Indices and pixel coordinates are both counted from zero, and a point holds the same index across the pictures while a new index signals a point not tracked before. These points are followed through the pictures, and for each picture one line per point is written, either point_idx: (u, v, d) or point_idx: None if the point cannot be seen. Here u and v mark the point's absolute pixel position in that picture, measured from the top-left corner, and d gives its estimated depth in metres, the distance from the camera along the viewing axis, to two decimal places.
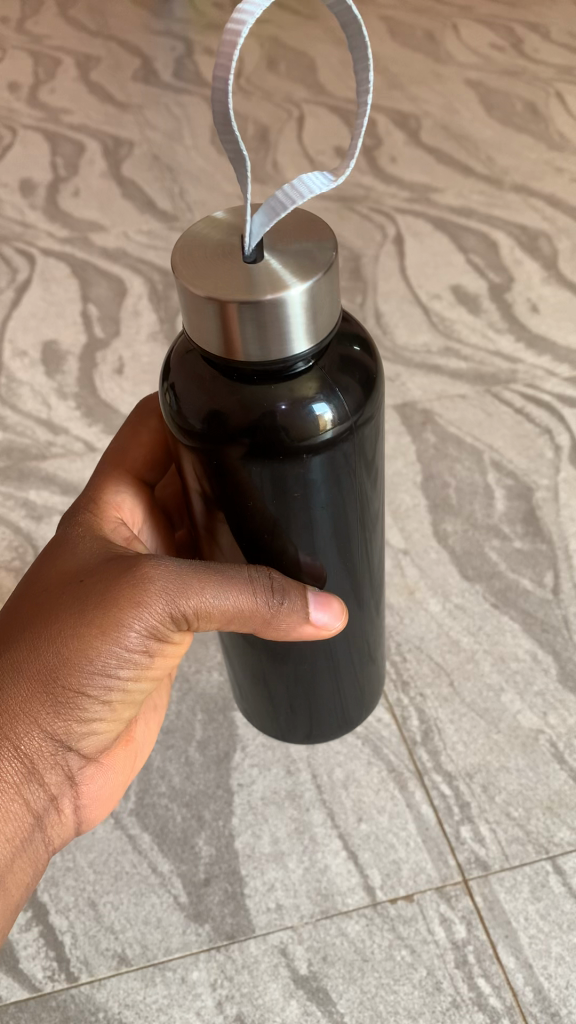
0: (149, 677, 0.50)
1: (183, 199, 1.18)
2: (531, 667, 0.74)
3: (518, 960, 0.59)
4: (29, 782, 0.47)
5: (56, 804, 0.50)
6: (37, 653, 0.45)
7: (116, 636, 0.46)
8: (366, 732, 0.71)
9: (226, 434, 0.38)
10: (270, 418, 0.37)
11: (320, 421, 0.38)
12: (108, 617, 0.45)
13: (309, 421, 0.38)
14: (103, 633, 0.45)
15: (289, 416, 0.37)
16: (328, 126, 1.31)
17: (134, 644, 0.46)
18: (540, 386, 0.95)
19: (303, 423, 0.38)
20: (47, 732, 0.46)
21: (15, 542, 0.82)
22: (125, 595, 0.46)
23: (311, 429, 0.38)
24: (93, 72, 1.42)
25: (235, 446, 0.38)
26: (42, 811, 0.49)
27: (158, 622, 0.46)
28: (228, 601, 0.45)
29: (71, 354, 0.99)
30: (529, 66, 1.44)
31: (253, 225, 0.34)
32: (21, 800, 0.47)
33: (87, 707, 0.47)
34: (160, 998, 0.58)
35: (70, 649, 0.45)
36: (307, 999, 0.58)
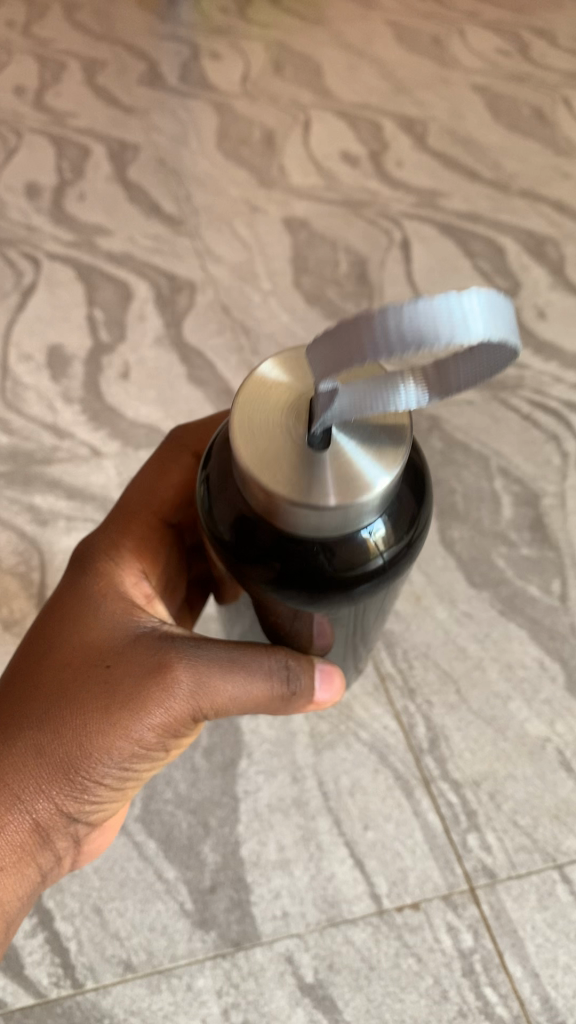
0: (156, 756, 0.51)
1: (189, 204, 1.18)
2: (538, 675, 0.74)
3: (525, 968, 0.60)
4: (40, 854, 0.47)
5: (60, 870, 0.51)
6: (60, 739, 0.45)
7: (144, 727, 0.46)
8: (372, 739, 0.70)
9: (256, 557, 0.37)
10: (311, 548, 0.36)
11: (369, 543, 0.36)
12: (137, 710, 0.46)
13: (356, 546, 0.36)
14: (132, 723, 0.46)
15: (333, 542, 0.36)
16: (334, 131, 1.31)
17: (159, 733, 0.47)
18: (547, 391, 0.95)
19: (351, 548, 0.36)
20: (67, 809, 0.47)
21: (20, 547, 0.83)
22: (154, 686, 0.46)
23: (360, 554, 0.36)
24: (99, 76, 1.42)
25: (264, 571, 0.37)
26: (44, 877, 0.49)
27: (184, 715, 0.47)
28: (246, 690, 0.48)
29: (77, 358, 0.99)
30: (535, 72, 1.45)
31: (331, 412, 0.32)
32: (32, 869, 0.47)
33: (101, 788, 0.47)
34: (166, 1004, 0.58)
35: (99, 734, 0.45)
36: (313, 1007, 0.59)
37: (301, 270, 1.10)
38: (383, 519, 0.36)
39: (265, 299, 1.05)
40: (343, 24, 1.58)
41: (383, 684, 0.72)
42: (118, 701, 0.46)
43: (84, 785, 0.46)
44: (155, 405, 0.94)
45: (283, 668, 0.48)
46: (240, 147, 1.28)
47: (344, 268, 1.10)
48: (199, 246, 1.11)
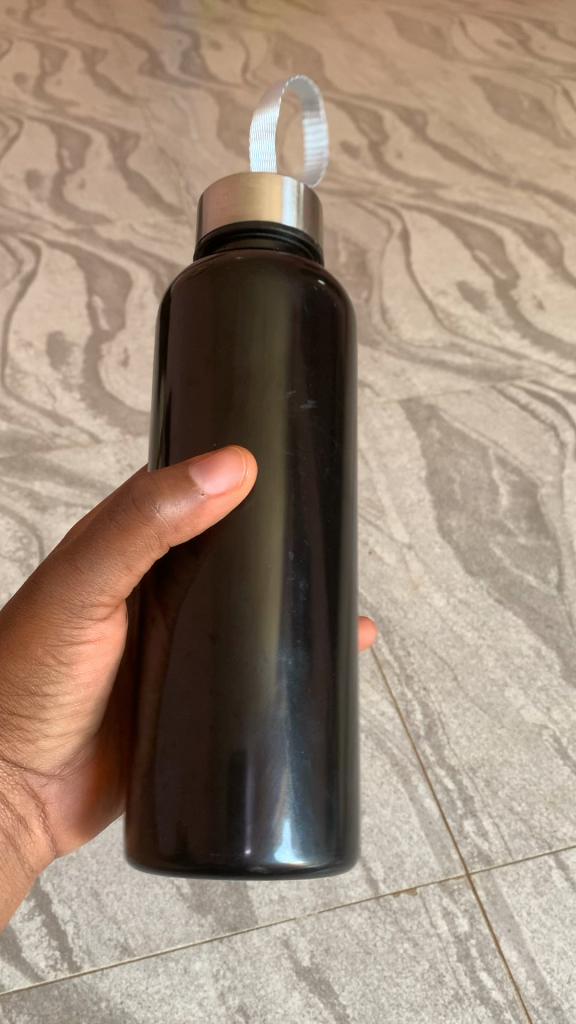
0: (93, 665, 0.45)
1: (188, 192, 1.18)
2: (535, 662, 0.74)
3: (521, 954, 0.61)
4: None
5: (27, 814, 0.50)
6: None
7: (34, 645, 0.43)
8: (370, 725, 0.69)
9: (193, 309, 0.38)
10: (229, 274, 0.38)
11: (264, 268, 0.38)
12: (22, 634, 0.42)
13: (252, 274, 0.37)
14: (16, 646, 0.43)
15: (241, 269, 0.38)
16: (335, 122, 1.31)
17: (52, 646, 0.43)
18: (545, 382, 0.96)
19: (252, 276, 0.37)
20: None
21: (20, 533, 0.84)
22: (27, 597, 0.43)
23: (257, 278, 0.37)
24: (99, 65, 1.42)
25: (203, 306, 0.38)
26: (8, 830, 0.49)
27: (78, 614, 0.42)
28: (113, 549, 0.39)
29: (76, 346, 0.99)
30: (535, 64, 1.45)
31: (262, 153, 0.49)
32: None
33: (29, 725, 0.46)
34: (163, 987, 0.59)
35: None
36: (309, 991, 0.59)
37: None
38: (287, 270, 0.38)
39: None
40: (343, 15, 1.58)
41: (380, 669, 0.73)
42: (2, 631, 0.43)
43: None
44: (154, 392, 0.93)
45: (128, 496, 0.38)
46: (240, 137, 1.28)
47: (344, 256, 1.09)
48: None
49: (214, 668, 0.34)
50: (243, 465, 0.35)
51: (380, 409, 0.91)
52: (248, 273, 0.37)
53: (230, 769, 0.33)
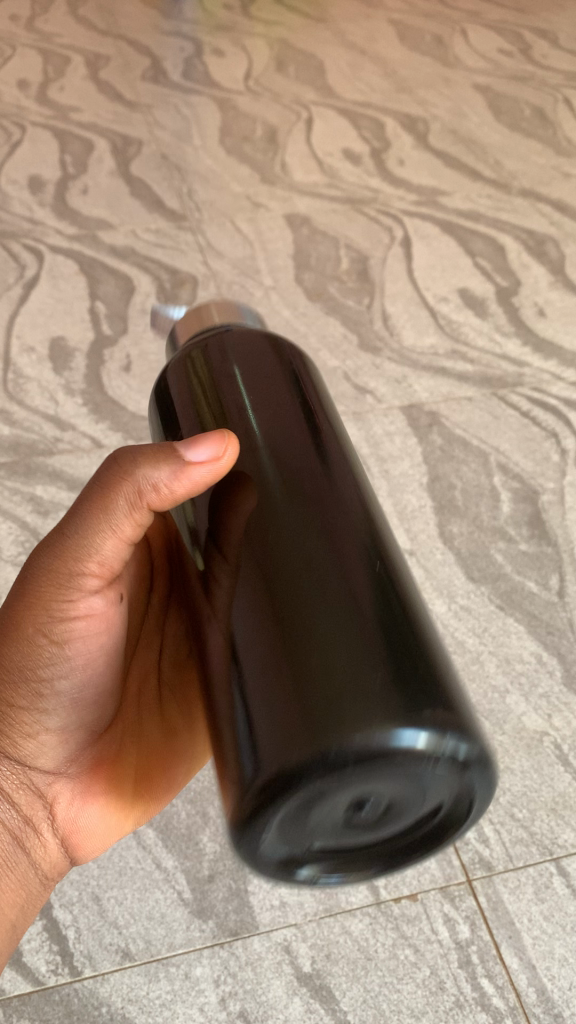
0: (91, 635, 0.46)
1: (191, 199, 1.18)
2: (536, 669, 0.74)
3: (522, 960, 0.60)
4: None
5: (35, 816, 0.48)
6: None
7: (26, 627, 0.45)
8: None
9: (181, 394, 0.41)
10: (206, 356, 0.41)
11: (239, 342, 0.41)
12: (16, 616, 0.44)
13: (228, 350, 0.40)
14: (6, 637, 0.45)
15: (220, 352, 0.40)
16: (337, 130, 1.31)
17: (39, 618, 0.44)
18: (546, 389, 0.96)
19: (229, 350, 0.40)
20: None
21: (22, 539, 0.83)
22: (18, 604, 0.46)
23: (235, 352, 0.40)
24: (102, 71, 1.43)
25: (188, 388, 0.40)
26: (13, 831, 0.47)
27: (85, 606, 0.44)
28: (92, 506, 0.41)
29: (79, 351, 0.99)
30: (537, 72, 1.45)
31: None
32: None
33: (27, 717, 0.46)
34: (164, 993, 0.59)
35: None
36: (310, 997, 0.58)
37: (302, 266, 1.09)
38: (264, 341, 0.41)
39: (267, 294, 1.06)
40: (346, 24, 1.58)
41: None
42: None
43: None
44: None
45: (113, 460, 0.40)
46: (243, 144, 1.29)
47: (345, 264, 1.10)
48: (202, 241, 1.12)
49: (276, 623, 0.31)
50: (226, 442, 0.36)
51: (381, 416, 0.92)
52: (224, 351, 0.40)
53: (337, 692, 0.29)
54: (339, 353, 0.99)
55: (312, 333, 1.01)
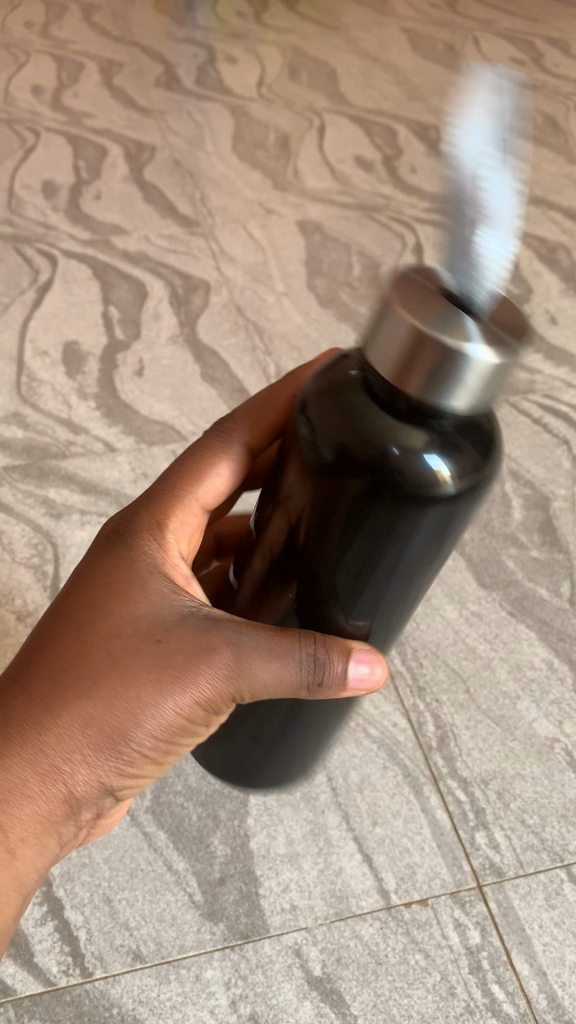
0: (226, 699, 0.43)
1: (203, 205, 1.19)
2: (547, 675, 0.74)
3: (532, 967, 0.60)
4: (24, 831, 0.43)
5: (86, 828, 0.47)
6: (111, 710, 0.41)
7: (148, 656, 0.42)
8: (382, 736, 0.70)
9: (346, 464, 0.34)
10: (381, 459, 0.33)
11: (438, 477, 0.33)
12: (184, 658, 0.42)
13: (425, 475, 0.33)
14: (111, 669, 0.41)
15: (402, 462, 0.33)
16: (349, 137, 1.32)
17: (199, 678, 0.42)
18: (558, 397, 0.96)
19: (415, 473, 0.33)
20: (59, 785, 0.42)
21: (34, 541, 0.82)
22: (108, 625, 0.42)
23: (427, 481, 0.33)
24: (116, 78, 1.44)
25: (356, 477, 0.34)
26: (67, 842, 0.46)
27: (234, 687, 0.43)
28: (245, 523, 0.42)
29: (92, 355, 0.99)
30: (548, 81, 1.46)
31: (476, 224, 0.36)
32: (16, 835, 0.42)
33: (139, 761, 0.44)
34: (174, 995, 0.58)
35: (14, 702, 0.42)
36: (320, 1000, 0.58)
37: (314, 272, 1.10)
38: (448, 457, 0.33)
39: (279, 300, 1.06)
40: (358, 32, 1.59)
41: (392, 680, 0.72)
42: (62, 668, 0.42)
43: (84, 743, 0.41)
44: (169, 403, 0.94)
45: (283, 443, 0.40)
46: (255, 150, 1.29)
47: (357, 271, 1.10)
48: (214, 247, 1.13)
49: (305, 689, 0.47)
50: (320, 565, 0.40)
51: None
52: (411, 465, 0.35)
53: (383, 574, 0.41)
54: None
55: (324, 341, 1.01)
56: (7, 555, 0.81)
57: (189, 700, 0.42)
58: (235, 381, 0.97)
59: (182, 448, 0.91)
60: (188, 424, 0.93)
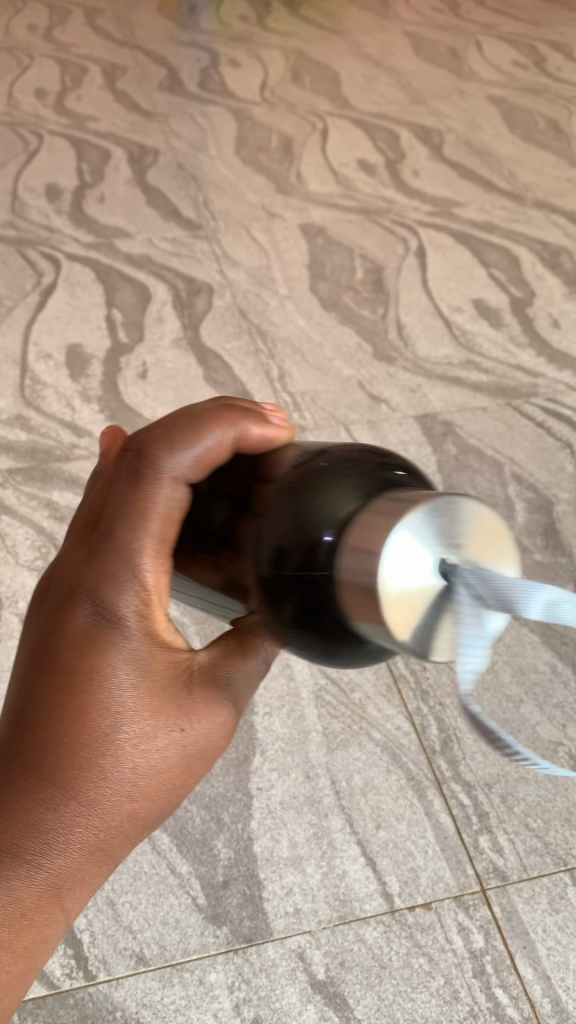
0: (224, 738, 0.41)
1: (207, 208, 1.19)
2: (550, 679, 0.74)
3: (536, 971, 0.60)
4: (54, 942, 0.38)
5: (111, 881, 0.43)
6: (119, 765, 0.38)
7: (143, 725, 0.38)
8: (385, 739, 0.70)
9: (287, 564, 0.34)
10: (311, 556, 0.34)
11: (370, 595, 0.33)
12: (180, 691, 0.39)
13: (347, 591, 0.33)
14: (97, 751, 0.37)
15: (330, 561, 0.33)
16: (352, 140, 1.32)
17: (196, 731, 0.39)
18: (561, 400, 0.96)
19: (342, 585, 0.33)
20: (80, 885, 0.38)
21: (38, 543, 0.82)
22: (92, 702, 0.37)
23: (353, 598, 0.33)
24: (119, 81, 1.44)
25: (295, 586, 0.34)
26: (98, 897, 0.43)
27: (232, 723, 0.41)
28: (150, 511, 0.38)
29: (95, 358, 0.99)
30: (551, 85, 1.46)
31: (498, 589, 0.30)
32: (49, 947, 0.38)
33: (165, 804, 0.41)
34: (178, 999, 0.58)
35: (12, 819, 0.37)
36: (324, 1004, 0.58)
37: (317, 276, 1.10)
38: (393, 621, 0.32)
39: (282, 303, 1.06)
40: (362, 35, 1.59)
41: (395, 684, 0.73)
42: (58, 767, 0.37)
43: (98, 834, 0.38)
44: (172, 406, 0.94)
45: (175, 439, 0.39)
46: (259, 154, 1.30)
47: (360, 274, 1.10)
48: (217, 250, 1.13)
49: None
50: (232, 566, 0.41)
51: (396, 424, 0.93)
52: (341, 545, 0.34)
53: None
54: (353, 362, 0.99)
55: (327, 343, 1.01)
56: (12, 558, 0.81)
57: (194, 754, 0.40)
58: (237, 383, 0.96)
59: None
60: None
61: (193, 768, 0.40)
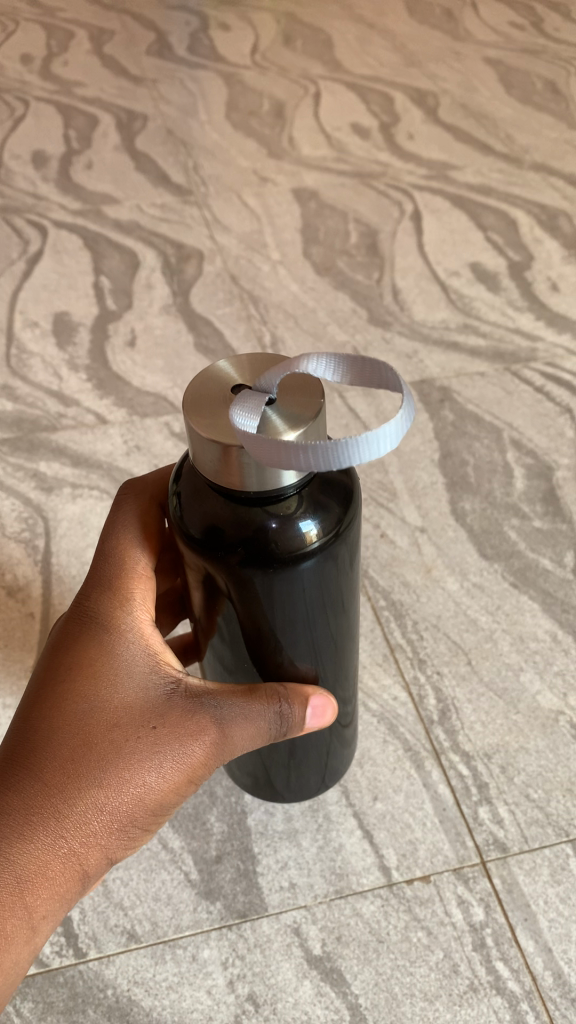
0: (197, 757, 0.45)
1: (197, 173, 1.17)
2: (551, 647, 0.71)
3: (537, 944, 0.56)
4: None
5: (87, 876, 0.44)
6: (54, 738, 0.43)
7: (128, 730, 0.44)
8: (382, 709, 0.68)
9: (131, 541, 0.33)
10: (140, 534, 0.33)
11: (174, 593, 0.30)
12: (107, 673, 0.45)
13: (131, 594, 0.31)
14: (40, 731, 0.43)
15: None
16: (345, 103, 1.29)
17: (150, 741, 0.44)
18: (560, 364, 0.93)
19: None
20: (48, 890, 0.42)
21: (25, 514, 0.79)
22: (60, 712, 0.44)
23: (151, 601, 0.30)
24: (106, 46, 1.41)
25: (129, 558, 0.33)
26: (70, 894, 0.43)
27: (218, 753, 0.46)
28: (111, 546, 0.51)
29: (83, 325, 0.97)
30: (549, 45, 1.42)
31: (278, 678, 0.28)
32: (11, 950, 0.42)
33: (109, 785, 0.43)
34: (170, 975, 0.56)
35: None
36: (320, 980, 0.56)
37: (310, 240, 1.08)
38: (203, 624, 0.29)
39: (274, 269, 1.04)
40: None
41: (392, 653, 0.71)
42: (45, 755, 0.43)
43: (67, 833, 0.42)
44: (162, 373, 0.91)
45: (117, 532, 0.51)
46: (249, 118, 1.27)
47: (354, 238, 1.08)
48: (208, 215, 1.10)
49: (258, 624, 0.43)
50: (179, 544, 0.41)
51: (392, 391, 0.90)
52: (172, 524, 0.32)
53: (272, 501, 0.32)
54: (348, 327, 0.97)
55: (320, 308, 0.99)
56: None
57: (169, 769, 0.44)
58: (229, 349, 0.94)
59: (174, 418, 0.87)
60: (180, 392, 0.90)
61: (168, 787, 0.44)
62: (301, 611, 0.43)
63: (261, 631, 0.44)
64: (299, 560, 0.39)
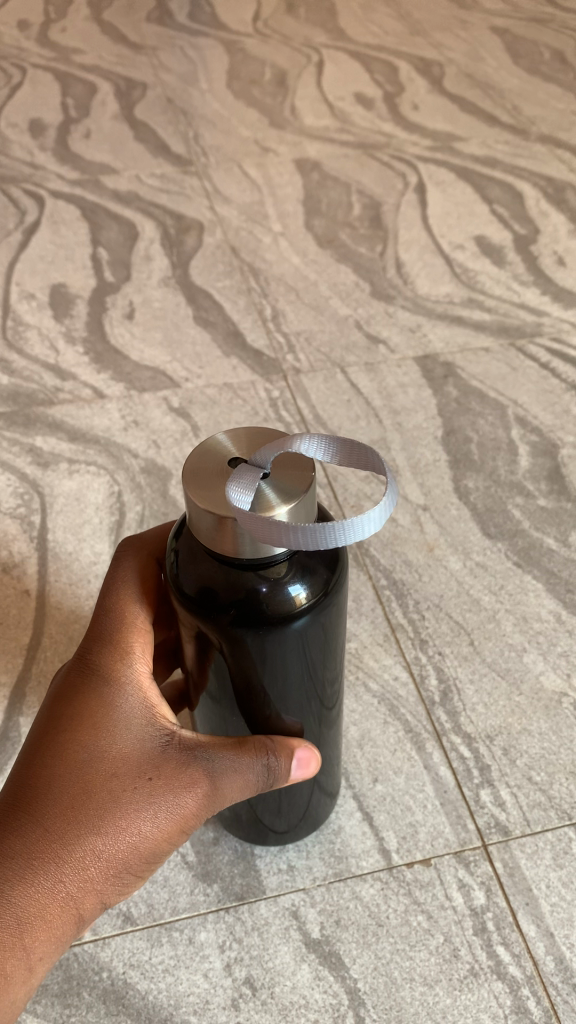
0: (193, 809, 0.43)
1: (197, 143, 1.14)
2: (555, 628, 0.70)
3: (539, 928, 0.56)
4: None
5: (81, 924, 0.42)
6: (56, 785, 0.41)
7: (127, 780, 0.42)
8: (382, 689, 0.67)
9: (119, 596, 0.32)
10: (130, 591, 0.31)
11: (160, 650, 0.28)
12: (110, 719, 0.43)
13: None
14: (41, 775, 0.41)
15: None
16: (348, 73, 1.27)
17: (150, 792, 0.42)
18: (566, 339, 0.92)
19: None
20: (45, 932, 0.40)
21: (21, 490, 0.77)
22: (61, 756, 0.42)
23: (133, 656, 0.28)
24: (105, 13, 1.38)
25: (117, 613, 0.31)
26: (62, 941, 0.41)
27: (212, 807, 0.44)
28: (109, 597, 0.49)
29: (80, 298, 0.95)
30: (556, 15, 1.39)
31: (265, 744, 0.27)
32: (7, 992, 0.39)
33: (109, 834, 0.41)
34: (167, 958, 0.55)
35: None
36: (319, 963, 0.55)
37: (313, 212, 1.05)
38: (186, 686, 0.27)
39: (275, 241, 1.02)
40: None
41: (393, 633, 0.70)
42: (45, 800, 0.41)
43: (67, 877, 0.40)
44: (160, 347, 0.90)
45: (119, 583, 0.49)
46: (250, 87, 1.24)
47: (357, 211, 1.06)
48: (208, 186, 1.08)
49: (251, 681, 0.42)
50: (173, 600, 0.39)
51: (395, 366, 0.89)
52: None
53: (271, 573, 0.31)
54: (350, 301, 0.95)
55: (322, 283, 0.97)
56: None
57: (168, 815, 0.43)
58: (229, 323, 0.92)
59: (173, 393, 0.85)
60: (178, 366, 0.88)
61: (162, 838, 0.43)
62: (289, 669, 0.41)
63: (253, 685, 0.43)
64: (292, 620, 0.38)
